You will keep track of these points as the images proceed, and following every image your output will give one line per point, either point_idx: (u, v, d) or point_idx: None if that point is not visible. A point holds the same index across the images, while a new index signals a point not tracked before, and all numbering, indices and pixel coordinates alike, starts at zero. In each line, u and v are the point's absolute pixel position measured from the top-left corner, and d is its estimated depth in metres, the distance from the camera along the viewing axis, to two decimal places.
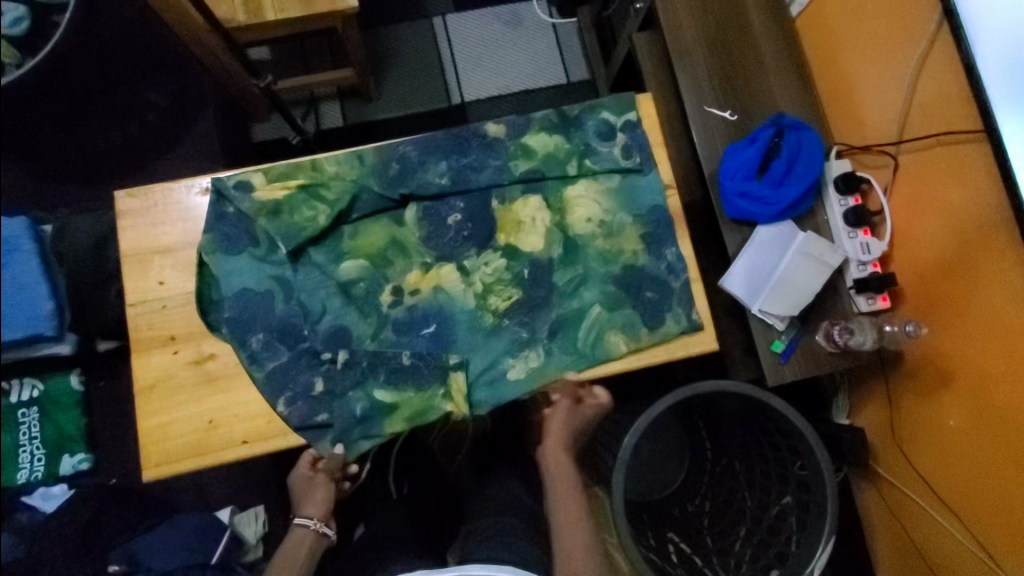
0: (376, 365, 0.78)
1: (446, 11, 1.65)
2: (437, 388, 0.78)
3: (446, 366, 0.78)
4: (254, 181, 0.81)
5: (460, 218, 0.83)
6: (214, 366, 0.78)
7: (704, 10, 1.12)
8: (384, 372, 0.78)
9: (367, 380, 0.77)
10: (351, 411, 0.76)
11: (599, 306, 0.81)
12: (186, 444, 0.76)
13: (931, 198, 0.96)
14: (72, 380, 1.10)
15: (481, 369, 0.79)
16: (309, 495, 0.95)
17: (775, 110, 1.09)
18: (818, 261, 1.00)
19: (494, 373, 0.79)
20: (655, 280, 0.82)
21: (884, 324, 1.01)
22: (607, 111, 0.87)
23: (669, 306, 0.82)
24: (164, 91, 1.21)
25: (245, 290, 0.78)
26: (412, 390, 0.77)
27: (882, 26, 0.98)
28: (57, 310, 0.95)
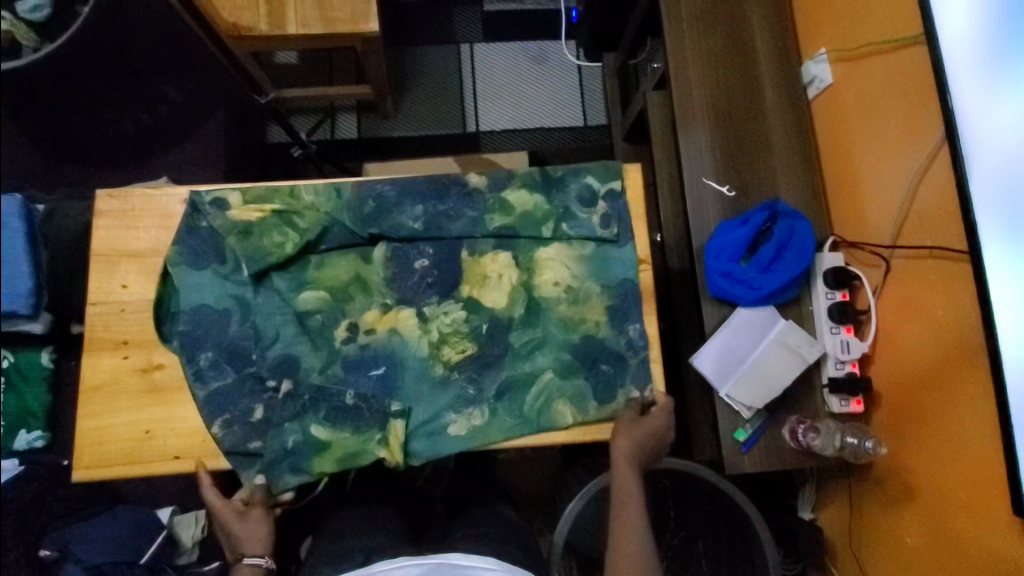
0: (318, 400, 0.77)
1: (475, 39, 1.66)
2: (374, 433, 0.77)
3: (387, 412, 0.77)
4: (230, 200, 0.82)
5: (427, 264, 0.82)
6: (161, 377, 0.78)
7: (717, 81, 1.11)
8: (324, 408, 0.77)
9: (306, 414, 0.77)
10: (283, 442, 0.76)
11: (551, 372, 0.80)
12: (119, 451, 0.76)
13: (916, 307, 0.93)
14: (44, 358, 1.07)
15: (423, 420, 0.78)
16: (242, 532, 0.74)
17: (774, 192, 1.08)
18: (793, 353, 0.98)
19: (434, 427, 0.78)
20: (613, 354, 0.81)
21: (847, 436, 0.96)
22: (591, 176, 0.86)
23: (622, 383, 0.80)
24: (180, 87, 1.25)
25: (203, 305, 0.79)
26: (348, 432, 0.77)
27: (891, 126, 0.96)
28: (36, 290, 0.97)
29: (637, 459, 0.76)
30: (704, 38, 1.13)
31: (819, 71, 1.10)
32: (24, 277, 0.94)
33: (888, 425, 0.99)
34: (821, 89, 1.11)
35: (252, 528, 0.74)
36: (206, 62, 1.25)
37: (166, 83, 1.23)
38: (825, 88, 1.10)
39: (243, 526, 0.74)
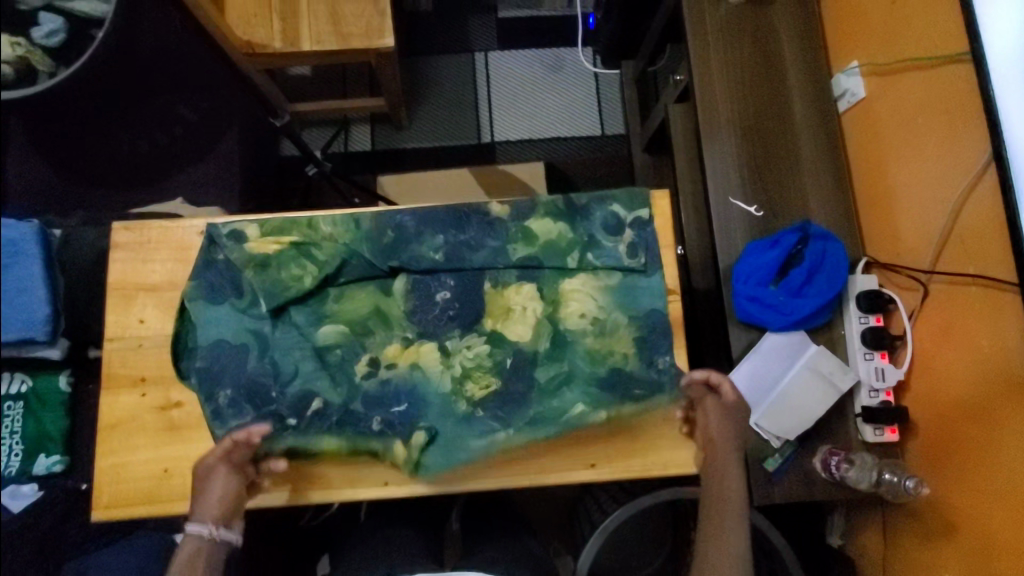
0: (341, 428, 0.75)
1: (489, 47, 1.63)
2: (399, 458, 0.75)
3: (412, 437, 0.76)
4: (247, 232, 0.80)
5: (448, 296, 0.80)
6: (179, 414, 0.77)
7: (744, 95, 1.08)
8: (345, 438, 0.75)
9: (329, 443, 0.75)
10: (313, 465, 0.74)
11: (580, 394, 0.78)
12: (138, 490, 0.75)
13: (959, 335, 0.89)
14: (60, 381, 1.07)
15: (448, 449, 0.76)
16: (213, 489, 0.70)
17: (804, 210, 1.04)
18: (825, 381, 0.95)
19: (460, 457, 0.76)
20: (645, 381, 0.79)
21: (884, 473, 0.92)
22: (617, 203, 0.83)
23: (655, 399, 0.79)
24: (194, 105, 1.22)
25: (221, 341, 0.77)
26: (375, 457, 0.75)
27: (929, 144, 0.92)
28: (52, 315, 0.96)
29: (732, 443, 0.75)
30: (730, 51, 1.09)
31: (851, 84, 1.06)
32: (44, 303, 0.94)
33: (928, 459, 0.95)
34: (854, 103, 1.07)
35: (224, 486, 0.70)
36: (219, 81, 1.24)
37: (180, 101, 1.21)
38: (857, 102, 1.06)
39: (219, 482, 0.70)
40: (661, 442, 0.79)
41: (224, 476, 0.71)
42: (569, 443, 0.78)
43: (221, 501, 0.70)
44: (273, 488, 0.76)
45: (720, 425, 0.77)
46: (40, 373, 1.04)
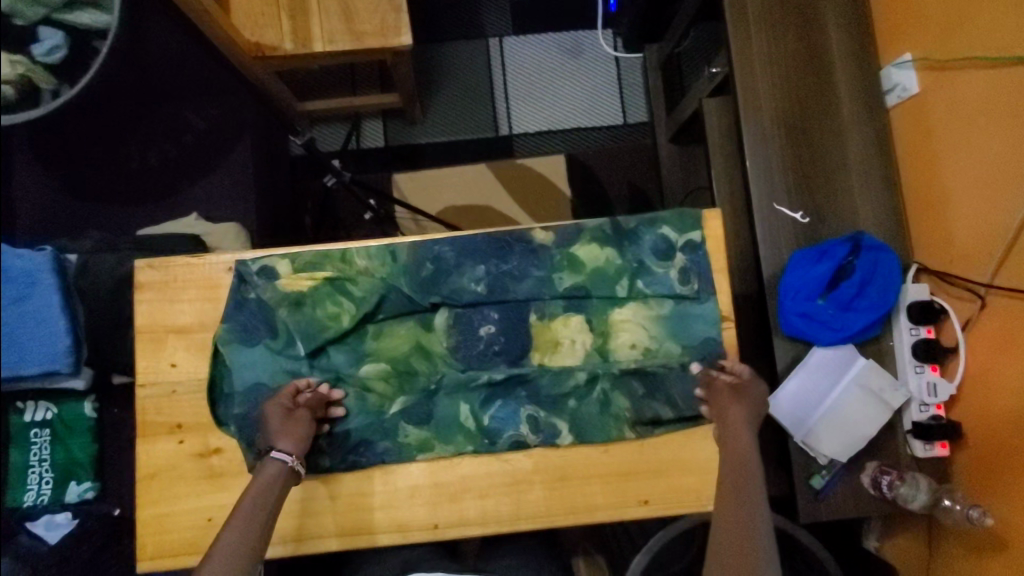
0: (387, 425, 0.75)
1: (504, 32, 1.54)
2: (447, 452, 0.75)
3: (458, 423, 0.75)
4: (279, 269, 0.76)
5: (493, 330, 0.76)
6: (219, 461, 0.74)
7: (788, 92, 1.01)
8: (389, 441, 0.74)
9: (374, 438, 0.75)
10: (367, 455, 0.74)
11: (624, 396, 0.76)
12: (183, 540, 0.73)
13: (1017, 348, 0.85)
14: (86, 408, 1.02)
15: (496, 447, 0.75)
16: (281, 424, 0.70)
17: (852, 216, 1.00)
18: (875, 398, 0.92)
19: (506, 445, 0.75)
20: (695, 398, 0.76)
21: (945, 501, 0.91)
22: (667, 226, 0.78)
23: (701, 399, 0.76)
24: (204, 114, 1.17)
25: (258, 385, 0.74)
26: (421, 452, 0.75)
27: (993, 147, 0.86)
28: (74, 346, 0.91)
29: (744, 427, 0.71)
30: (774, 44, 1.02)
31: (903, 78, 1.00)
32: (65, 334, 0.90)
33: (978, 478, 0.91)
34: (904, 97, 1.01)
35: (290, 423, 0.70)
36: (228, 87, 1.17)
37: (189, 109, 1.16)
38: (909, 97, 1.00)
39: (278, 419, 0.70)
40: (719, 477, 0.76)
41: (281, 415, 0.70)
42: (624, 480, 0.76)
43: (293, 433, 0.70)
44: (321, 536, 0.73)
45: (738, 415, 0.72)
46: (64, 402, 1.01)
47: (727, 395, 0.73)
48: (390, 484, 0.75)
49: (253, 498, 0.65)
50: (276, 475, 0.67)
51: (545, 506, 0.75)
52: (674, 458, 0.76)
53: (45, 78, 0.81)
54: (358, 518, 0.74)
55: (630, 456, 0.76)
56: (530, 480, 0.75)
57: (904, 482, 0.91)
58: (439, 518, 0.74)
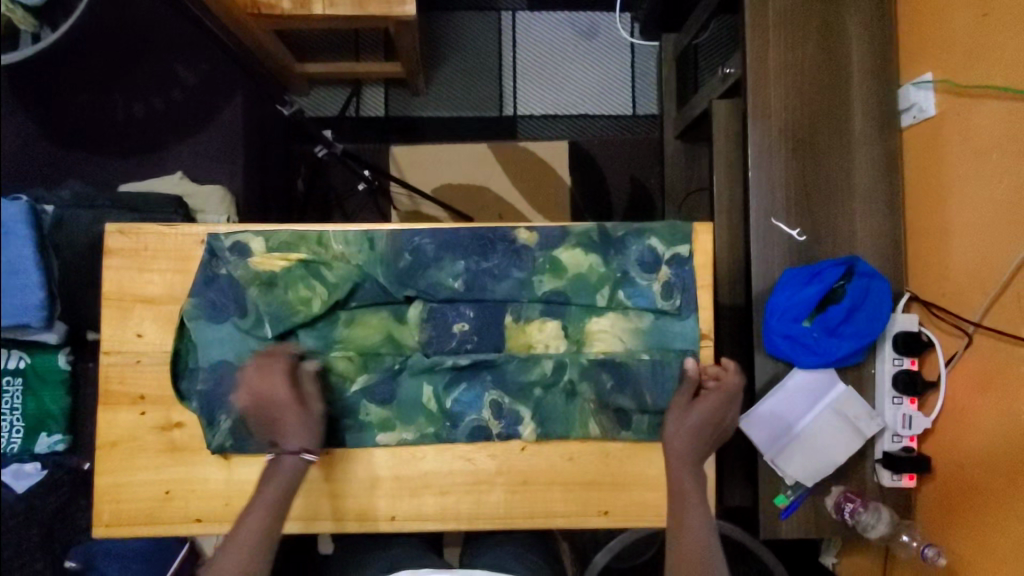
0: (350, 404, 0.74)
1: (518, 6, 1.48)
2: (408, 434, 0.74)
3: (421, 406, 0.74)
4: (252, 246, 0.74)
5: (466, 328, 0.75)
6: (180, 436, 0.74)
7: (799, 102, 0.97)
8: (351, 418, 0.74)
9: (337, 415, 0.74)
10: (328, 432, 0.74)
11: (591, 390, 0.75)
12: (138, 510, 0.73)
13: (998, 391, 0.84)
14: (60, 359, 1.00)
15: (457, 432, 0.74)
16: (289, 417, 0.69)
17: (849, 237, 0.97)
18: (850, 425, 0.92)
19: (467, 430, 0.74)
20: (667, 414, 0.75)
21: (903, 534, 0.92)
22: (655, 237, 0.76)
23: None
24: (193, 66, 1.15)
25: (223, 363, 0.73)
26: (381, 431, 0.74)
27: (1002, 184, 0.83)
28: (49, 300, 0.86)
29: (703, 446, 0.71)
30: (792, 50, 0.98)
31: (920, 98, 0.96)
32: (37, 288, 0.84)
33: (939, 511, 0.92)
34: (919, 119, 0.97)
35: (295, 417, 0.69)
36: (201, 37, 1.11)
37: (176, 61, 1.12)
38: (924, 118, 0.96)
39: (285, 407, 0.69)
40: None
41: (289, 404, 0.69)
42: (585, 490, 0.75)
43: (301, 425, 0.69)
44: (292, 518, 0.74)
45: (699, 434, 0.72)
46: (37, 351, 0.96)
47: (689, 401, 0.73)
48: (352, 472, 0.74)
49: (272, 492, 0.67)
50: (294, 467, 0.68)
51: (505, 508, 0.75)
52: (638, 472, 0.76)
53: (26, 21, 0.79)
54: (317, 503, 0.74)
55: (597, 465, 0.75)
56: (491, 482, 0.75)
57: (867, 510, 0.90)
58: (397, 510, 0.74)
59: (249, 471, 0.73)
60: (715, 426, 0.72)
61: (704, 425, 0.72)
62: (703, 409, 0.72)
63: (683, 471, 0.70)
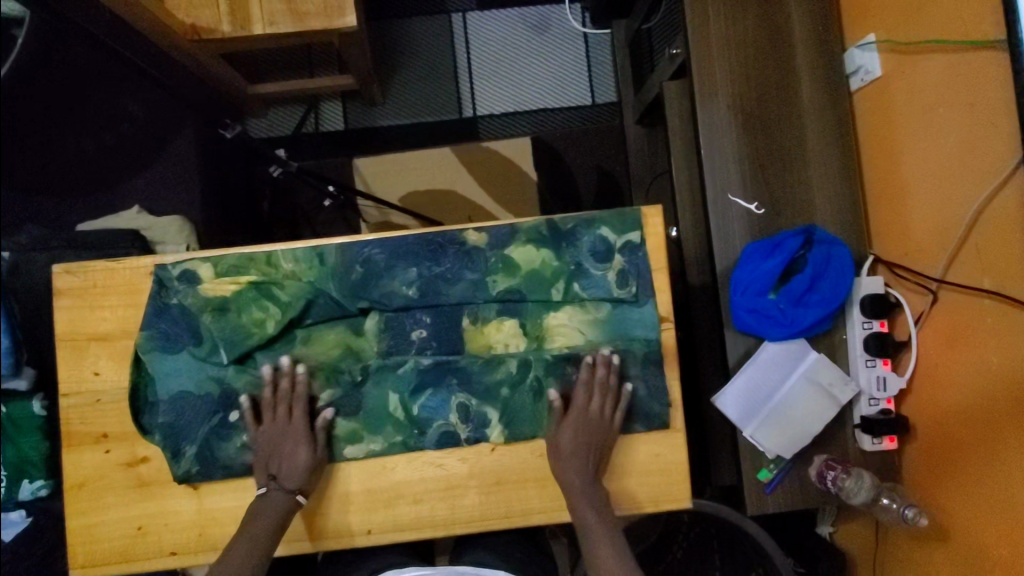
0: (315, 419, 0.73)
1: (467, 8, 1.48)
2: (376, 445, 0.74)
3: (387, 414, 0.74)
4: (200, 273, 0.73)
5: (424, 335, 0.74)
6: (146, 470, 0.73)
7: (746, 75, 0.97)
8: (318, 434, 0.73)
9: None
10: None
11: (557, 383, 0.75)
12: (113, 549, 0.73)
13: (967, 345, 0.83)
14: (35, 406, 0.94)
15: (425, 438, 0.74)
16: (297, 459, 0.70)
17: (808, 204, 0.97)
18: (825, 394, 0.91)
19: (435, 436, 0.74)
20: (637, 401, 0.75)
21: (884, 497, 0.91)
22: (605, 226, 0.76)
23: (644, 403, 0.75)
24: (143, 101, 1.12)
25: (183, 393, 0.72)
26: (349, 444, 0.74)
27: (951, 139, 0.83)
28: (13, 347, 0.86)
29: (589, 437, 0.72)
30: (734, 24, 0.97)
31: (866, 60, 0.95)
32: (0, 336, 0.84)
33: (923, 471, 0.92)
34: (867, 81, 0.97)
35: (301, 460, 0.70)
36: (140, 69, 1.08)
37: (127, 96, 1.10)
38: (872, 80, 0.96)
39: (296, 448, 0.70)
40: (654, 478, 0.76)
41: (298, 445, 0.70)
42: (559, 484, 0.75)
43: (307, 468, 0.70)
44: None
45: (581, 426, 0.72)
46: (12, 400, 0.93)
47: (563, 417, 0.73)
48: (323, 490, 0.74)
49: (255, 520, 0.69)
50: (281, 505, 0.69)
51: (480, 511, 0.74)
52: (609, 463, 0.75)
53: None
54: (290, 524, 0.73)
55: None
56: (464, 486, 0.74)
57: (849, 476, 0.90)
58: (373, 523, 0.74)
59: (219, 499, 0.73)
60: (595, 434, 0.73)
61: (581, 445, 0.72)
62: (575, 424, 0.72)
63: (583, 507, 0.71)
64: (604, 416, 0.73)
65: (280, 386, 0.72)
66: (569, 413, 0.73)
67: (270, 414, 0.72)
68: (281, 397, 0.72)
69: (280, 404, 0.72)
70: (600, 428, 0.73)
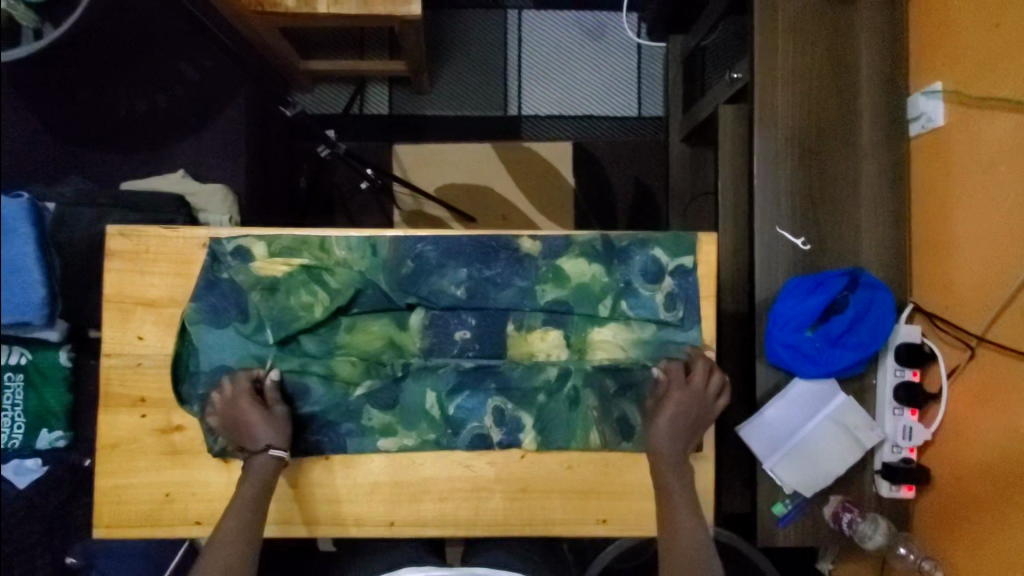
0: (351, 408, 0.74)
1: (524, 6, 1.47)
2: (409, 440, 0.74)
3: (423, 411, 0.74)
4: (254, 251, 0.73)
5: (468, 336, 0.75)
6: (181, 439, 0.74)
7: (807, 109, 0.97)
8: (353, 423, 0.74)
9: (339, 420, 0.74)
10: (332, 436, 0.74)
11: (594, 396, 0.75)
12: (138, 512, 0.73)
13: (999, 405, 0.83)
14: (61, 356, 0.96)
15: (458, 438, 0.74)
16: (254, 420, 0.70)
17: (854, 246, 0.97)
18: (850, 436, 0.91)
19: (467, 438, 0.74)
20: None
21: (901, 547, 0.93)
22: (659, 248, 0.76)
23: None
24: (198, 65, 1.13)
25: (225, 367, 0.73)
26: (383, 437, 0.74)
27: (1008, 198, 0.82)
28: (50, 298, 0.85)
29: (685, 425, 0.72)
30: (800, 57, 0.97)
31: (929, 108, 0.94)
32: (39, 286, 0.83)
33: (935, 522, 0.93)
34: (928, 129, 0.96)
35: (257, 420, 0.70)
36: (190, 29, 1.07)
37: (181, 58, 1.11)
38: (932, 128, 0.95)
39: (248, 414, 0.70)
40: None
41: (249, 411, 0.70)
42: (583, 498, 0.75)
43: (269, 424, 0.70)
44: (295, 523, 0.74)
45: (682, 412, 0.72)
46: (38, 348, 0.94)
47: (660, 398, 0.73)
48: (350, 478, 0.74)
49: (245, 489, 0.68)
50: (265, 466, 0.69)
51: (503, 516, 0.75)
52: (635, 483, 0.76)
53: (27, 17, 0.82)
54: (314, 509, 0.74)
55: (593, 476, 0.76)
56: (490, 489, 0.75)
57: (864, 521, 0.92)
58: (395, 516, 0.74)
59: None
60: (694, 412, 0.72)
61: (681, 425, 0.72)
62: (677, 401, 0.72)
63: (670, 475, 0.71)
64: (704, 395, 0.73)
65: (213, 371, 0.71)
66: (670, 391, 0.73)
67: (217, 400, 0.71)
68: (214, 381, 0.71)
69: (223, 390, 0.71)
70: (700, 404, 0.73)
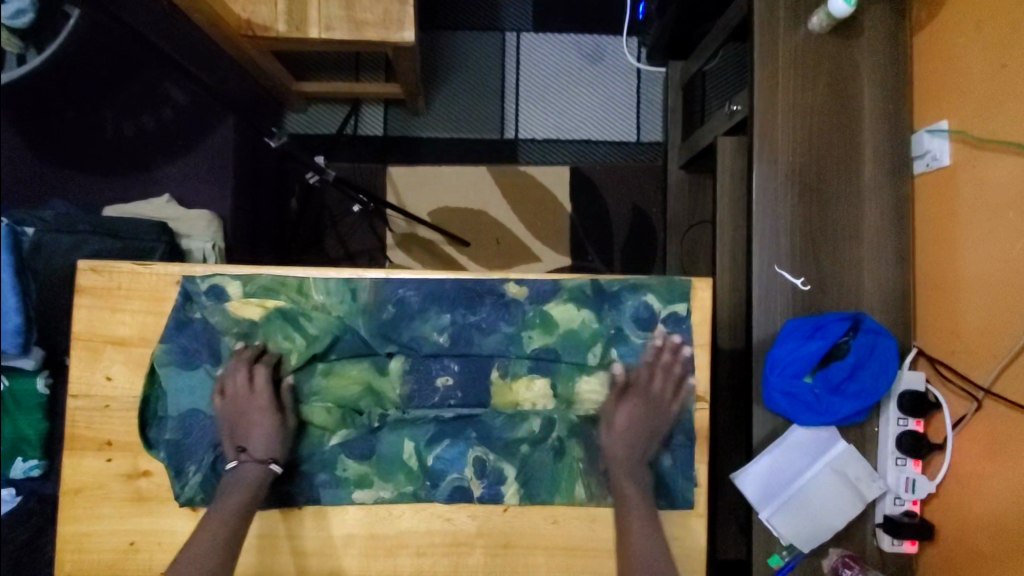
0: (327, 458, 0.71)
1: (523, 28, 1.45)
2: (385, 493, 0.71)
3: (401, 461, 0.71)
4: (229, 292, 0.70)
5: (450, 382, 0.72)
6: (146, 485, 0.70)
7: (809, 146, 0.94)
8: (328, 473, 0.71)
9: (314, 470, 0.71)
10: (303, 488, 0.71)
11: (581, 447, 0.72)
12: (101, 562, 0.70)
13: (1006, 462, 0.79)
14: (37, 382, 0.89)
15: (437, 491, 0.71)
16: (266, 426, 0.69)
17: (856, 288, 0.94)
18: (851, 488, 0.87)
19: (447, 491, 0.71)
20: (666, 483, 0.72)
21: None
22: (651, 294, 0.72)
23: (673, 481, 0.72)
24: (185, 86, 1.08)
25: (194, 411, 0.70)
26: (357, 489, 0.71)
27: (1017, 246, 0.78)
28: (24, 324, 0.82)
29: (646, 413, 0.71)
30: (802, 92, 0.94)
31: (934, 146, 0.91)
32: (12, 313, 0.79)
33: None
34: (932, 167, 0.93)
35: (271, 428, 0.69)
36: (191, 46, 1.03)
37: (170, 79, 1.06)
38: (938, 167, 0.92)
39: (264, 418, 0.69)
40: None
41: (264, 416, 0.69)
42: (569, 556, 0.72)
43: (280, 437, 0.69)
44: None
45: (642, 404, 0.71)
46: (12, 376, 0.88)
47: (622, 398, 0.71)
48: (324, 530, 0.71)
49: (234, 498, 0.66)
50: (257, 476, 0.67)
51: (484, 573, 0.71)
52: None
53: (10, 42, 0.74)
54: (282, 560, 0.71)
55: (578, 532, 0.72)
56: (469, 545, 0.71)
57: None
58: (371, 571, 0.71)
59: None
60: (654, 417, 0.71)
61: (641, 426, 0.71)
62: (634, 402, 0.71)
63: (626, 480, 0.69)
64: (665, 400, 0.71)
65: (242, 355, 0.70)
66: (631, 390, 0.71)
67: (230, 382, 0.69)
68: (240, 368, 0.70)
69: (232, 371, 0.70)
70: (658, 411, 0.71)
